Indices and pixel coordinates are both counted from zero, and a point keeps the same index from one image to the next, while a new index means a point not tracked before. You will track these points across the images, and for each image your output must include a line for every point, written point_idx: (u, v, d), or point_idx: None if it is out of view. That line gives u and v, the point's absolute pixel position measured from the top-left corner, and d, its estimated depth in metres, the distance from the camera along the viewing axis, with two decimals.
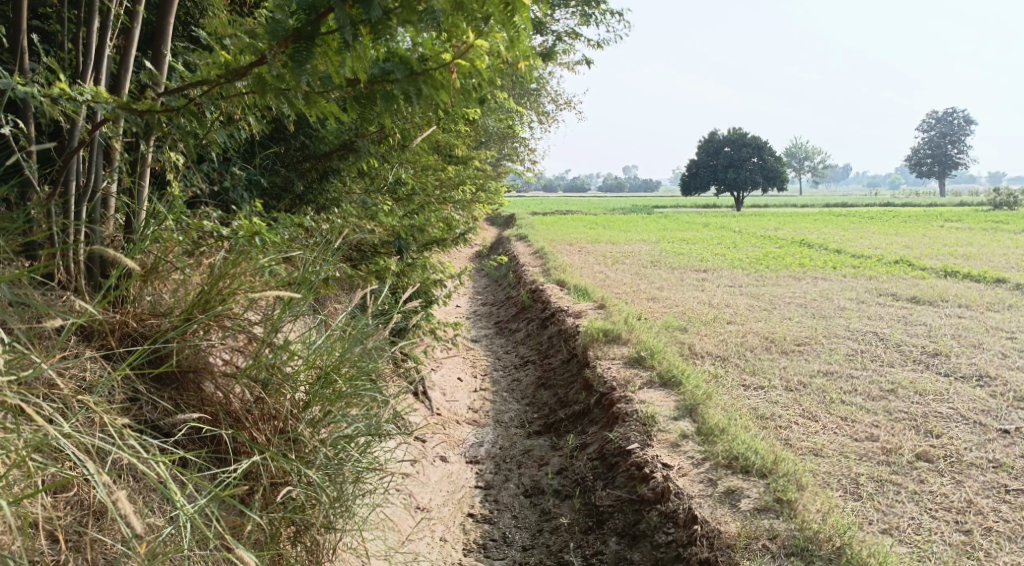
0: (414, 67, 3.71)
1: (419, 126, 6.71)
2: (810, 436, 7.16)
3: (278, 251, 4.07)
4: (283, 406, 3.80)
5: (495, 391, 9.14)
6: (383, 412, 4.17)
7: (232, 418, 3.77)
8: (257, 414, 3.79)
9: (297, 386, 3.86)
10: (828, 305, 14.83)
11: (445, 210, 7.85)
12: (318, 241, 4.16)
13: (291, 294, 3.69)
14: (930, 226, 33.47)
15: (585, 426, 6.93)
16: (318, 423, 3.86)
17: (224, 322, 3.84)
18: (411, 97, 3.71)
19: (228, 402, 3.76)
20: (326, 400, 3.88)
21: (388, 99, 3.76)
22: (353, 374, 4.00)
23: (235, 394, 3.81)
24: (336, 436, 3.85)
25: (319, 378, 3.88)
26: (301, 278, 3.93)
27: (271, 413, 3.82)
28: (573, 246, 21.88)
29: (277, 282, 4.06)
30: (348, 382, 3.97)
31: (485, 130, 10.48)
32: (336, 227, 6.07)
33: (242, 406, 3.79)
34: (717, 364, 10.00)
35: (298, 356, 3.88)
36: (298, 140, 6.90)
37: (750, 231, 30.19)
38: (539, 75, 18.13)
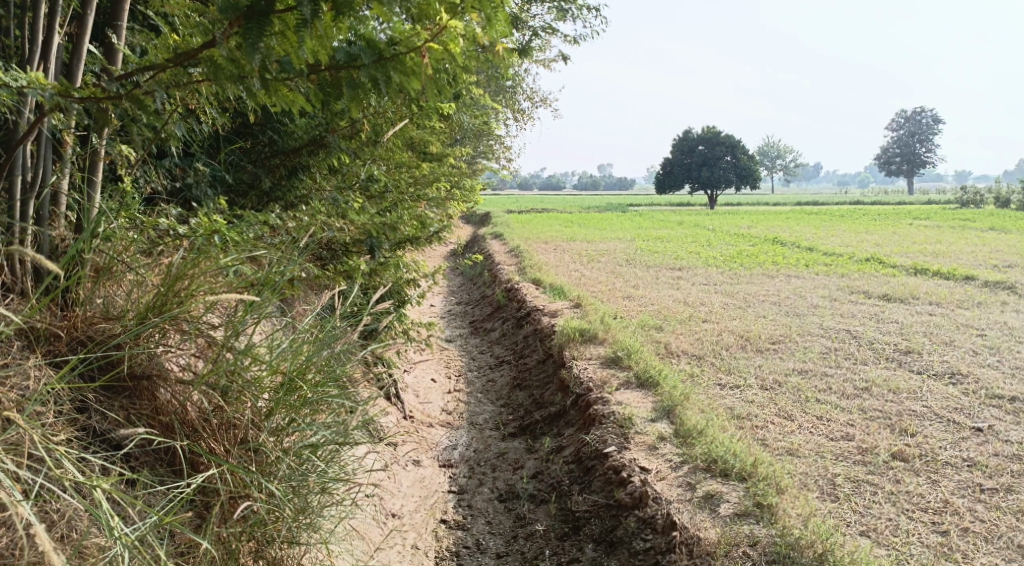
0: (381, 52, 3.61)
1: (391, 121, 6.55)
2: (786, 436, 7.09)
3: (239, 253, 3.92)
4: (243, 415, 3.64)
5: (469, 392, 8.99)
6: (351, 418, 4.02)
7: (188, 428, 3.60)
8: (215, 423, 3.63)
9: (259, 393, 3.70)
10: (802, 303, 14.83)
11: (418, 208, 7.69)
12: (283, 243, 4.00)
13: (252, 297, 3.55)
14: (900, 224, 33.76)
15: (561, 428, 6.81)
16: (280, 432, 3.72)
17: (181, 326, 3.68)
18: (378, 83, 3.63)
19: (184, 411, 3.59)
20: (290, 407, 3.74)
21: (354, 85, 3.67)
22: (318, 380, 3.87)
23: (192, 401, 3.64)
24: (300, 445, 3.72)
25: (283, 384, 3.73)
26: (262, 282, 3.77)
27: (230, 421, 3.66)
28: (548, 244, 21.77)
29: (239, 284, 3.90)
30: (314, 389, 3.84)
31: (459, 126, 10.33)
32: (303, 226, 5.90)
33: (200, 414, 3.62)
34: (692, 363, 9.92)
35: (261, 361, 3.73)
36: (266, 135, 6.72)
37: (724, 229, 30.27)
38: (514, 71, 17.99)
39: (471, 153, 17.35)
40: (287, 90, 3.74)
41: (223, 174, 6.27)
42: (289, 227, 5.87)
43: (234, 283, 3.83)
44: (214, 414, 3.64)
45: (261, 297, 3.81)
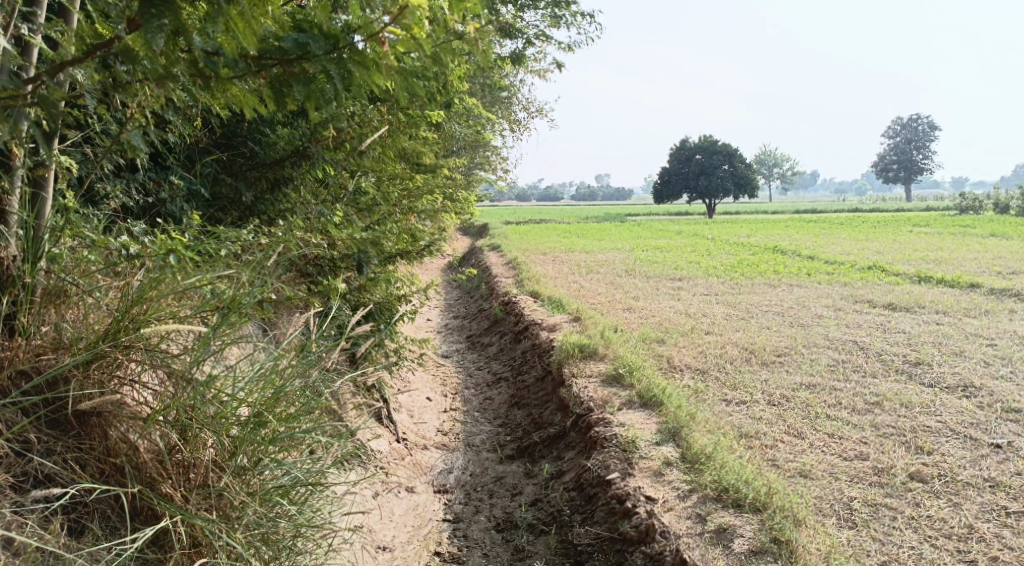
0: (335, 41, 3.39)
1: (370, 128, 6.29)
2: (797, 457, 6.75)
3: (203, 276, 3.65)
4: (201, 456, 3.37)
5: (466, 410, 8.64)
6: (326, 457, 3.73)
7: (141, 472, 3.32)
8: (172, 465, 3.36)
9: (222, 430, 3.41)
10: (807, 313, 14.52)
11: (408, 221, 7.38)
12: (249, 266, 3.74)
13: (210, 324, 3.34)
14: (901, 230, 33.48)
15: (562, 452, 6.45)
16: (245, 473, 3.44)
17: (135, 358, 3.45)
18: (331, 76, 3.39)
19: (137, 452, 3.31)
20: (256, 445, 3.46)
21: (304, 80, 3.43)
22: (289, 415, 3.61)
23: (147, 442, 3.36)
24: (267, 488, 3.43)
25: (249, 420, 3.45)
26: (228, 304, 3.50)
27: (188, 464, 3.39)
28: (547, 256, 21.47)
29: (201, 309, 3.64)
30: (283, 423, 3.56)
31: (453, 138, 10.04)
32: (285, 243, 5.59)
33: (154, 455, 3.36)
34: (696, 378, 9.60)
35: (224, 395, 3.45)
36: (246, 147, 6.37)
37: (723, 238, 30.00)
38: (509, 81, 17.74)
39: (467, 165, 17.05)
40: (237, 88, 3.52)
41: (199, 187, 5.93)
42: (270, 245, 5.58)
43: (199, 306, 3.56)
44: (171, 456, 3.38)
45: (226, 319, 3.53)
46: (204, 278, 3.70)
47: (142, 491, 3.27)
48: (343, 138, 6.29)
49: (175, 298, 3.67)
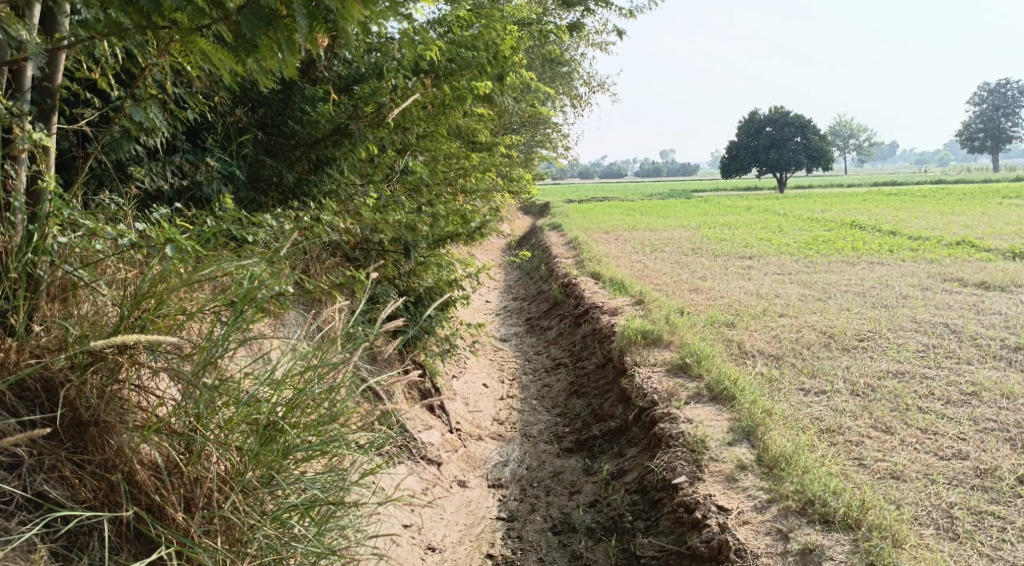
0: None
1: (402, 94, 5.87)
2: (886, 458, 6.15)
3: (214, 267, 3.40)
4: (207, 472, 3.20)
5: (523, 398, 8.19)
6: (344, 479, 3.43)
7: (140, 491, 3.15)
8: (175, 481, 3.20)
9: (231, 446, 3.24)
10: (889, 293, 13.72)
11: (460, 202, 6.94)
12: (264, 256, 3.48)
13: (226, 321, 3.11)
14: (987, 203, 31.87)
15: (624, 449, 5.97)
16: (257, 490, 3.26)
17: (140, 365, 3.27)
18: (296, 13, 2.95)
19: (136, 469, 3.14)
20: (266, 461, 3.26)
21: (262, 19, 2.95)
22: (309, 425, 3.36)
23: (150, 455, 3.23)
24: (278, 508, 3.23)
25: (259, 433, 3.25)
26: (240, 299, 3.26)
27: (192, 480, 3.22)
28: (610, 234, 20.86)
29: (215, 301, 3.40)
30: (301, 435, 3.33)
31: (509, 113, 9.52)
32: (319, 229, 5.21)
33: (157, 470, 3.21)
34: (770, 365, 9.03)
35: (235, 402, 3.26)
36: (286, 127, 5.82)
37: (795, 214, 28.93)
38: (570, 54, 17.12)
39: (527, 143, 16.45)
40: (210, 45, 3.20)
41: (233, 169, 5.40)
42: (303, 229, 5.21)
43: (211, 300, 3.32)
44: (172, 473, 3.22)
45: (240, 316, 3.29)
46: (217, 268, 3.45)
47: (144, 508, 3.14)
48: (383, 113, 5.80)
49: (185, 292, 3.45)
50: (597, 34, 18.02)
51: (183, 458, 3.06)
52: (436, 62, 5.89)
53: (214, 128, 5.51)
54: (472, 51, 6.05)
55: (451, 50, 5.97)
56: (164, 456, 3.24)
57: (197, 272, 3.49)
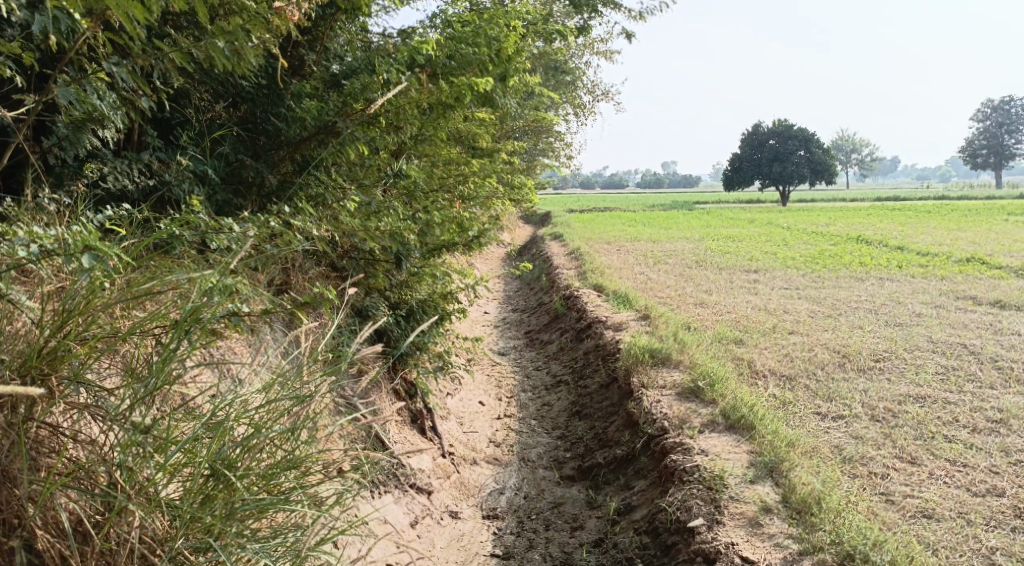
0: None
1: (389, 85, 5.35)
2: (915, 494, 5.66)
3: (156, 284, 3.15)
4: (126, 538, 2.93)
5: (521, 418, 7.68)
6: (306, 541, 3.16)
7: (44, 555, 2.88)
8: (88, 545, 2.94)
9: (161, 509, 3.00)
10: (902, 310, 13.25)
11: (457, 209, 6.45)
12: (211, 270, 3.22)
13: (158, 353, 2.89)
14: (993, 219, 31.48)
15: (631, 481, 5.48)
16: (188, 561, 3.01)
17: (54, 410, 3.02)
18: None
19: (37, 532, 2.86)
20: (200, 530, 3.04)
21: None
22: (260, 479, 3.13)
23: (61, 509, 2.95)
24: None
25: (203, 498, 3.04)
26: (181, 322, 2.99)
27: (109, 544, 2.97)
28: (612, 245, 20.37)
29: (152, 321, 3.11)
30: (250, 491, 3.08)
31: (511, 117, 9.05)
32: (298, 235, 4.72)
33: (66, 527, 2.95)
34: (783, 387, 8.55)
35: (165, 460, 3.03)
36: (268, 124, 5.36)
37: (799, 227, 28.47)
38: (574, 61, 16.68)
39: (528, 151, 15.95)
40: None
41: (204, 170, 4.95)
42: (276, 235, 4.74)
43: (149, 320, 3.08)
44: (87, 533, 2.96)
45: (178, 341, 3.02)
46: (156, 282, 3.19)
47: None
48: (374, 111, 5.30)
49: (121, 311, 3.25)
50: (602, 41, 17.57)
51: (102, 523, 2.79)
52: (433, 56, 5.40)
53: (184, 124, 5.10)
54: (473, 45, 5.57)
55: (451, 45, 5.52)
56: (74, 514, 2.97)
57: (132, 289, 3.21)
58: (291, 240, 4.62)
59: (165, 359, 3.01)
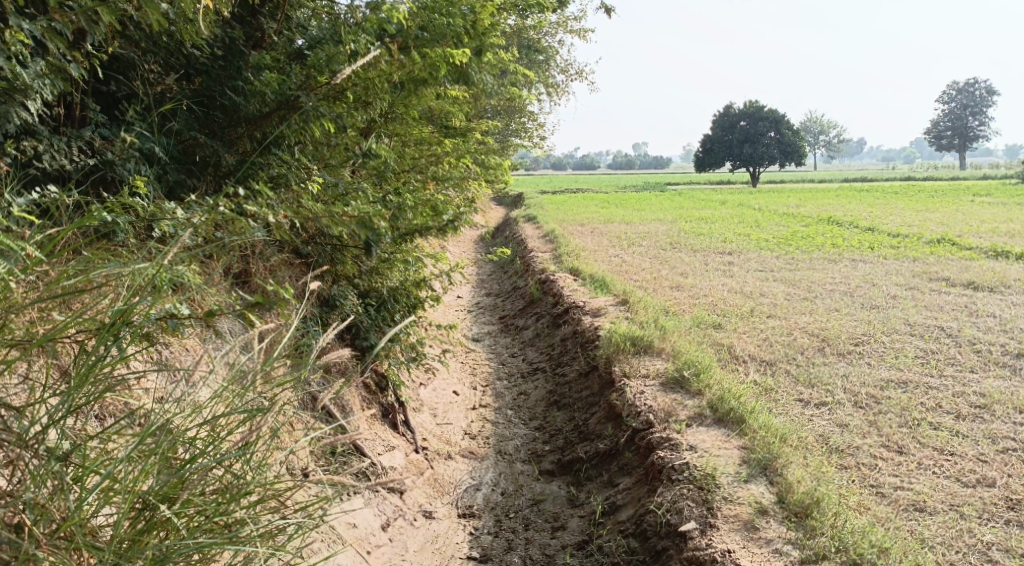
0: None
1: (355, 59, 5.00)
2: (905, 486, 5.49)
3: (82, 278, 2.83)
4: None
5: (497, 407, 7.41)
6: None
7: None
8: None
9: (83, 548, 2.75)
10: (878, 292, 13.15)
11: (429, 190, 6.12)
12: (148, 263, 2.99)
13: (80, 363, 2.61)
14: (960, 200, 31.67)
15: (615, 478, 5.24)
16: None
17: None
18: None
19: None
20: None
21: None
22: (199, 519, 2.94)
23: None
24: None
25: (133, 536, 2.84)
26: (108, 325, 2.71)
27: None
28: (585, 227, 20.10)
29: (76, 323, 2.83)
30: (192, 529, 2.90)
31: (485, 95, 8.71)
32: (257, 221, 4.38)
33: None
34: (764, 372, 8.36)
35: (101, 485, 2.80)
36: (223, 98, 4.96)
37: (770, 208, 28.43)
38: (546, 39, 16.30)
39: (500, 132, 15.56)
40: None
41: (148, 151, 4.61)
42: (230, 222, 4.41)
43: (74, 325, 2.79)
44: None
45: (105, 346, 2.74)
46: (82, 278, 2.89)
47: None
48: (340, 85, 5.03)
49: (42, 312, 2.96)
50: (574, 20, 17.19)
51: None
52: (403, 27, 5.09)
53: (125, 101, 4.74)
54: (445, 15, 5.24)
55: (422, 15, 5.17)
56: None
57: (52, 287, 2.90)
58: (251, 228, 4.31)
59: (88, 368, 2.73)
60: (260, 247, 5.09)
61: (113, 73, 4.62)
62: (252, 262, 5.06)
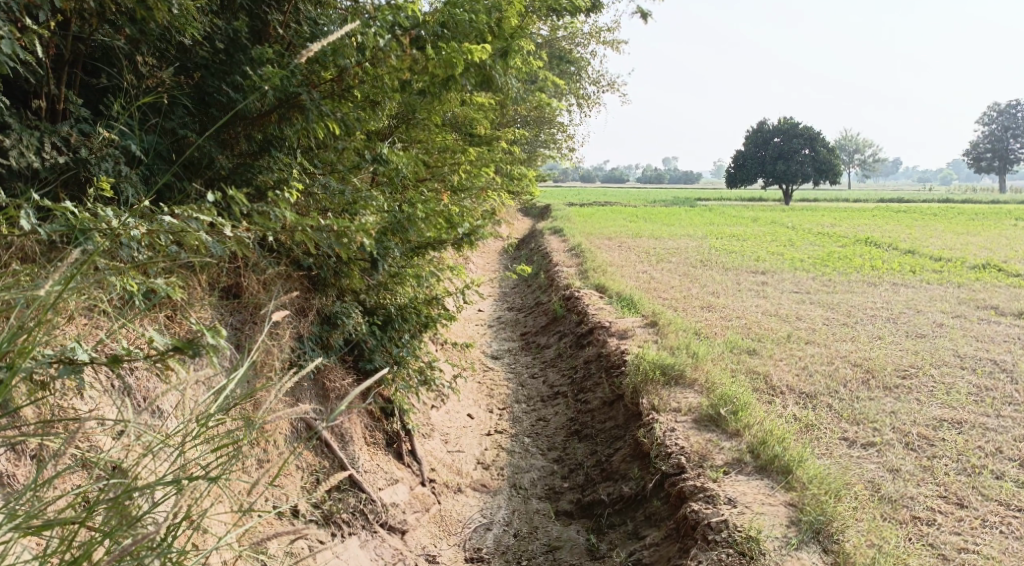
0: None
1: (366, 55, 4.49)
2: (969, 547, 5.03)
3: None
4: None
5: (514, 434, 6.83)
6: None
7: None
8: None
9: None
10: (922, 320, 12.45)
11: (446, 201, 5.60)
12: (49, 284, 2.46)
13: None
14: (1001, 224, 30.66)
15: (640, 530, 4.70)
16: None
17: None
18: None
19: None
20: None
21: None
22: None
23: None
24: None
25: None
26: None
27: None
28: (612, 241, 19.50)
29: None
30: None
31: (512, 101, 8.17)
32: (232, 233, 3.80)
33: None
34: (803, 406, 7.75)
35: None
36: (220, 95, 4.45)
37: (804, 227, 27.65)
38: (578, 49, 15.73)
39: (528, 142, 14.98)
40: None
41: (128, 147, 4.13)
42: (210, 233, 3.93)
43: None
44: None
45: None
46: None
47: None
48: (346, 81, 4.57)
49: None
50: (608, 30, 16.61)
51: None
52: (419, 20, 4.54)
53: (108, 92, 4.28)
54: (469, 11, 4.70)
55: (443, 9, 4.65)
56: None
57: None
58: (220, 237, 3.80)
59: None
60: (254, 258, 4.61)
61: (99, 64, 4.18)
62: (243, 275, 4.60)
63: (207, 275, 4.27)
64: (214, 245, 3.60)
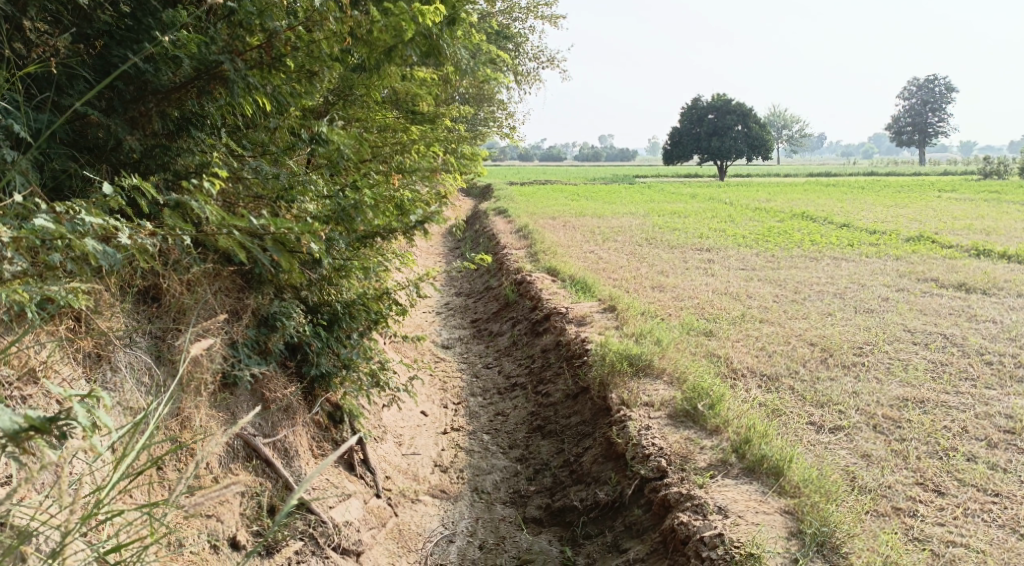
0: None
1: (296, 18, 3.99)
2: (958, 540, 4.82)
3: None
4: None
5: (471, 430, 6.40)
6: None
7: None
8: None
9: None
10: (869, 294, 12.38)
11: (394, 184, 5.08)
12: None
13: None
14: (926, 196, 31.17)
15: (621, 542, 4.42)
16: None
17: None
18: None
19: None
20: None
21: None
22: None
23: None
24: None
25: None
26: None
27: None
28: (556, 221, 19.14)
29: None
30: None
31: (455, 76, 7.65)
32: (132, 238, 3.41)
33: None
34: (767, 390, 7.49)
35: None
36: (126, 66, 3.87)
37: (742, 203, 27.71)
38: (517, 24, 15.21)
39: (469, 121, 14.47)
40: None
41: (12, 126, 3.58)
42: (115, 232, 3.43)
43: None
44: None
45: None
46: None
47: None
48: (277, 48, 4.02)
49: None
50: (547, 5, 16.15)
51: None
52: None
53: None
54: None
55: None
56: None
57: None
58: (122, 238, 3.28)
59: None
60: (175, 255, 4.03)
61: None
62: (163, 275, 4.03)
63: (116, 277, 3.72)
64: (105, 255, 3.24)
